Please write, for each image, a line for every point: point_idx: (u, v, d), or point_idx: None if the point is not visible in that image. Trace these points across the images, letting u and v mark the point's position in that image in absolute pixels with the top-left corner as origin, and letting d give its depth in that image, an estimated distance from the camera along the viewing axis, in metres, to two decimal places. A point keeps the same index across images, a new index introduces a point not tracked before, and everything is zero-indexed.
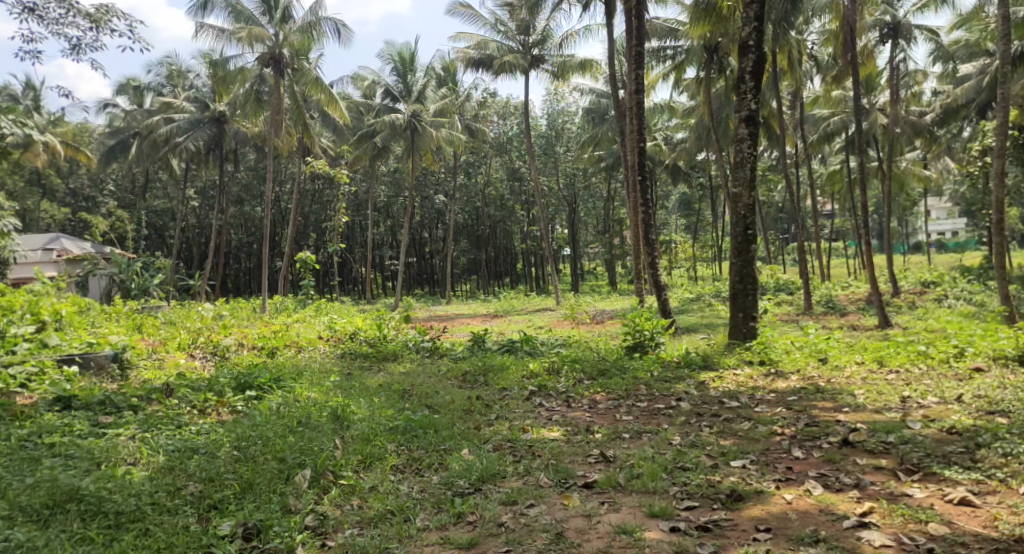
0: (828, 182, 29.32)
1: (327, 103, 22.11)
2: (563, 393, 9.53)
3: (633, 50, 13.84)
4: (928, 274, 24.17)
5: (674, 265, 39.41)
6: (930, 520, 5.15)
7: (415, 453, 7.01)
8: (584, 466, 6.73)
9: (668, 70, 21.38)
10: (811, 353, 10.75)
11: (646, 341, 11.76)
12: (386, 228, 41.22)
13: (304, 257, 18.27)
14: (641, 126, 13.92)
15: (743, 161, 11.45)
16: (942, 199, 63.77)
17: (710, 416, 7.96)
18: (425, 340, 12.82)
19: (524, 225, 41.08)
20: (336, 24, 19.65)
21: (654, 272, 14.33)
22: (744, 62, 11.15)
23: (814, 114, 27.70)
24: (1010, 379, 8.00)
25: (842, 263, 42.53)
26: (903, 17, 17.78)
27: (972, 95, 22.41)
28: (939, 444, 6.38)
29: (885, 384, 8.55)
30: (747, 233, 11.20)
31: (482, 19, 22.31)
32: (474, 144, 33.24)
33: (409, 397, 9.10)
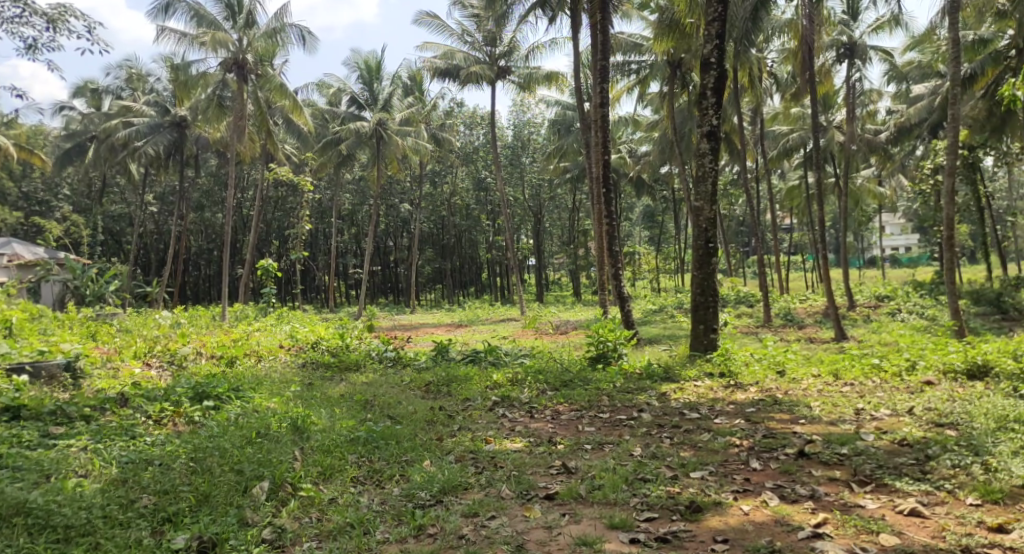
0: (787, 197, 29.96)
1: (292, 109, 21.91)
2: (527, 404, 9.55)
3: (599, 63, 13.97)
4: (882, 288, 24.82)
5: (638, 276, 39.80)
6: (881, 531, 5.28)
7: (376, 465, 6.95)
8: (546, 478, 6.74)
9: (633, 84, 21.66)
10: (769, 365, 10.95)
11: (609, 352, 11.84)
12: (350, 236, 40.88)
13: (266, 264, 18.01)
14: (606, 139, 14.06)
15: (705, 175, 11.62)
16: (896, 215, 65.52)
17: (671, 427, 8.06)
18: (388, 350, 12.74)
19: (490, 234, 41.13)
20: (301, 31, 19.50)
21: (618, 283, 14.46)
22: (706, 78, 11.38)
23: (774, 130, 28.28)
24: (958, 392, 8.24)
25: (801, 276, 43.40)
26: (859, 38, 18.30)
27: (925, 115, 23.13)
28: (890, 456, 6.55)
29: (840, 397, 8.75)
30: (707, 246, 11.40)
31: (449, 30, 22.35)
32: (440, 153, 33.21)
33: (371, 408, 9.01)
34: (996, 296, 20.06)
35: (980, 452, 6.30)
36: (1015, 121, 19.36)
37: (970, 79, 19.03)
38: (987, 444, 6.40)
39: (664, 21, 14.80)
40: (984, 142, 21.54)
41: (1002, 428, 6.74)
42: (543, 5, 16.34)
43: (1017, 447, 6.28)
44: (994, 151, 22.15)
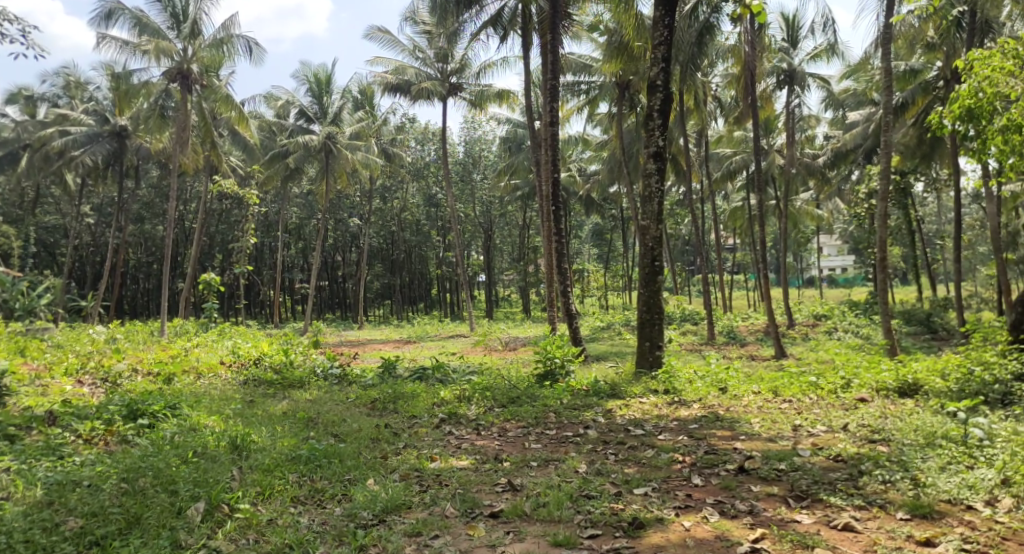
0: (731, 218, 30.72)
1: (238, 121, 21.57)
2: (473, 421, 9.51)
3: (549, 82, 14.13)
4: (820, 308, 25.58)
5: (587, 293, 40.21)
6: (816, 545, 5.42)
7: (318, 484, 6.82)
8: (491, 495, 6.72)
9: (583, 104, 21.97)
10: (712, 382, 11.16)
11: (556, 369, 11.90)
12: (297, 250, 40.26)
13: (209, 277, 17.59)
14: (555, 157, 14.20)
15: (652, 195, 11.80)
16: (832, 237, 67.88)
17: (616, 444, 8.14)
18: (334, 367, 12.54)
19: (440, 250, 41.03)
20: (248, 42, 19.24)
21: (566, 300, 14.56)
22: (652, 100, 11.61)
23: (719, 152, 29.01)
24: (891, 409, 8.53)
25: (744, 295, 44.46)
26: (798, 65, 18.95)
27: (860, 141, 24.06)
28: (826, 472, 6.73)
29: (779, 414, 8.97)
30: (653, 265, 11.57)
31: (400, 45, 22.35)
32: (390, 168, 33.06)
33: (314, 425, 8.85)
34: (926, 317, 20.89)
35: (910, 467, 6.53)
36: (943, 148, 20.28)
37: (902, 107, 19.90)
38: (916, 460, 6.64)
39: (612, 43, 15.10)
40: (915, 168, 22.50)
41: (931, 444, 7.00)
42: (494, 24, 16.48)
43: (945, 463, 6.53)
44: (924, 177, 23.16)
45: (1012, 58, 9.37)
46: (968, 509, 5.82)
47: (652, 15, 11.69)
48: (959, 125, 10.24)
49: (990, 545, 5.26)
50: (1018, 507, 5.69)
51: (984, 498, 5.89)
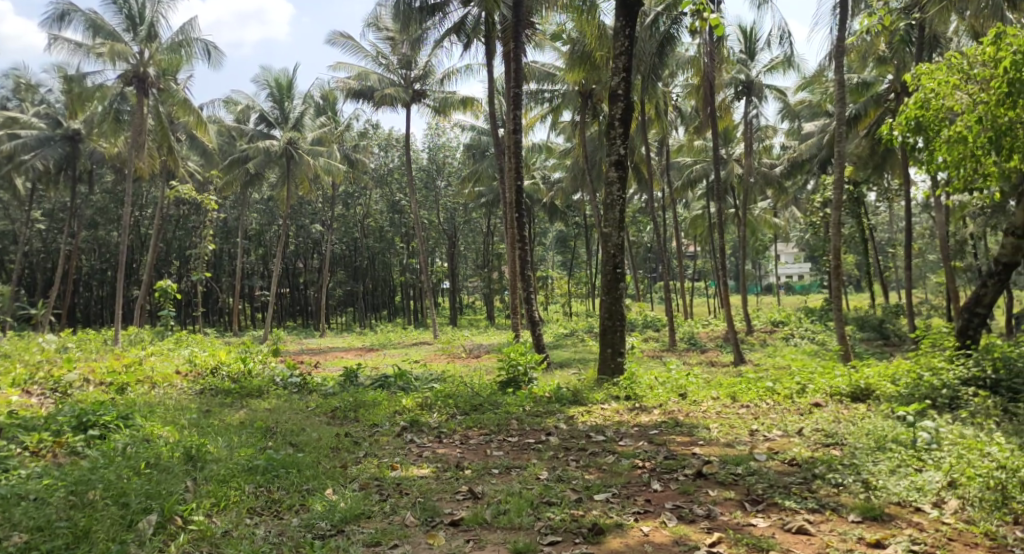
0: (691, 226, 31.15)
1: (196, 126, 21.26)
2: (435, 428, 9.47)
3: (512, 90, 14.19)
4: (778, 314, 26.06)
5: (550, 300, 40.40)
6: (770, 548, 5.52)
7: (275, 495, 6.74)
8: (452, 503, 6.70)
9: (546, 112, 22.12)
10: (672, 388, 11.29)
11: (519, 376, 11.93)
12: (257, 256, 39.70)
13: (165, 284, 17.21)
14: (519, 165, 14.25)
15: (614, 203, 11.91)
16: (790, 245, 69.51)
17: (577, 450, 8.19)
18: (294, 375, 12.40)
19: (403, 257, 40.84)
20: (207, 46, 18.95)
21: (529, 306, 14.58)
22: (614, 109, 11.74)
23: (680, 161, 29.43)
24: (844, 413, 8.74)
25: (704, 301, 45.12)
26: (756, 76, 19.34)
27: (815, 152, 24.63)
28: (780, 476, 6.86)
29: (736, 418, 9.13)
30: (616, 272, 11.69)
31: (363, 51, 22.26)
32: (353, 174, 32.81)
33: (272, 435, 8.74)
34: (878, 323, 21.41)
35: (861, 470, 6.69)
36: (894, 158, 20.87)
37: (855, 119, 20.44)
38: (868, 464, 6.80)
39: (575, 53, 15.26)
40: (869, 178, 23.11)
41: (882, 447, 7.17)
42: (457, 31, 16.52)
43: (894, 465, 6.70)
44: (876, 187, 23.81)
45: (958, 72, 9.69)
46: (917, 511, 5.98)
47: (614, 25, 11.85)
48: (907, 136, 10.55)
49: (937, 546, 5.41)
50: (963, 509, 5.87)
51: (931, 500, 6.06)
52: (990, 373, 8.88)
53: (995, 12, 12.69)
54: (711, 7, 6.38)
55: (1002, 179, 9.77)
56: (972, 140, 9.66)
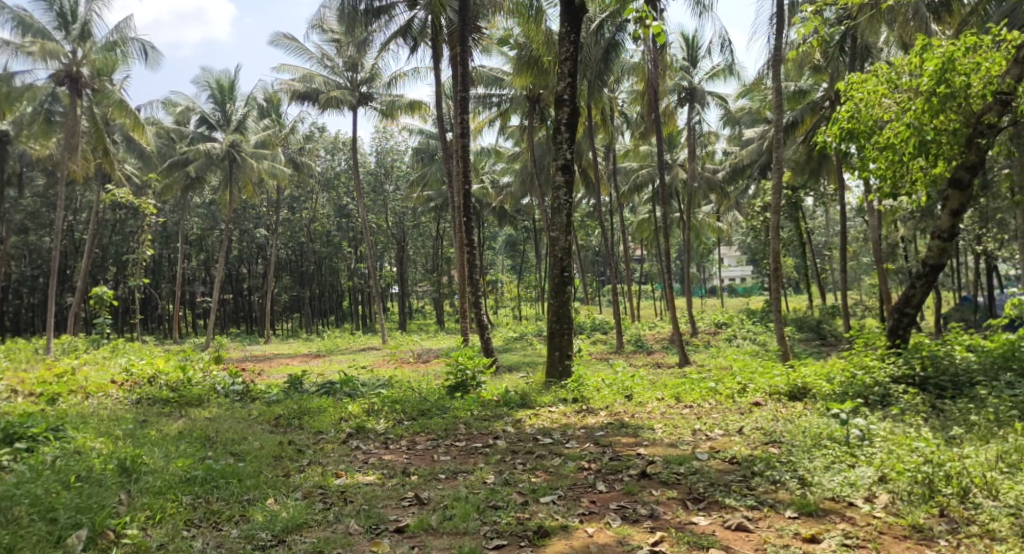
0: (637, 229, 31.63)
1: (134, 128, 20.66)
2: (382, 435, 9.38)
3: (459, 93, 14.18)
4: (721, 316, 26.65)
5: (500, 304, 40.53)
6: (710, 546, 5.62)
7: (214, 506, 6.60)
8: (397, 510, 6.65)
9: (494, 117, 22.20)
10: (618, 390, 11.44)
11: (467, 380, 11.91)
12: (199, 261, 38.71)
13: (100, 291, 16.61)
14: (466, 169, 14.24)
15: (560, 207, 11.98)
16: (732, 248, 71.47)
17: (524, 453, 8.22)
18: (236, 383, 12.14)
19: (351, 262, 40.41)
20: (144, 45, 18.43)
21: (478, 310, 14.56)
22: (560, 113, 11.83)
23: (626, 166, 29.85)
24: (782, 412, 8.99)
25: (651, 303, 45.88)
26: (698, 83, 19.77)
27: (756, 158, 25.28)
28: (721, 474, 7.00)
29: (680, 419, 9.29)
30: (563, 275, 11.75)
31: (308, 53, 21.97)
32: (299, 177, 32.29)
33: (213, 445, 8.53)
34: (816, 324, 22.11)
35: (798, 467, 6.87)
36: (830, 164, 21.58)
37: (793, 126, 21.08)
38: (804, 461, 6.98)
39: (521, 58, 15.34)
40: (806, 183, 23.85)
41: (817, 445, 7.38)
42: (404, 34, 16.44)
43: (830, 462, 6.90)
44: (814, 192, 24.60)
45: (887, 81, 10.06)
46: (850, 505, 6.16)
47: (559, 30, 11.94)
48: (840, 144, 10.93)
49: (869, 539, 5.58)
50: (893, 502, 6.08)
51: (863, 494, 6.25)
52: (919, 370, 9.26)
53: (921, 24, 13.26)
54: (653, 15, 6.51)
55: (928, 185, 10.22)
56: (900, 146, 10.06)
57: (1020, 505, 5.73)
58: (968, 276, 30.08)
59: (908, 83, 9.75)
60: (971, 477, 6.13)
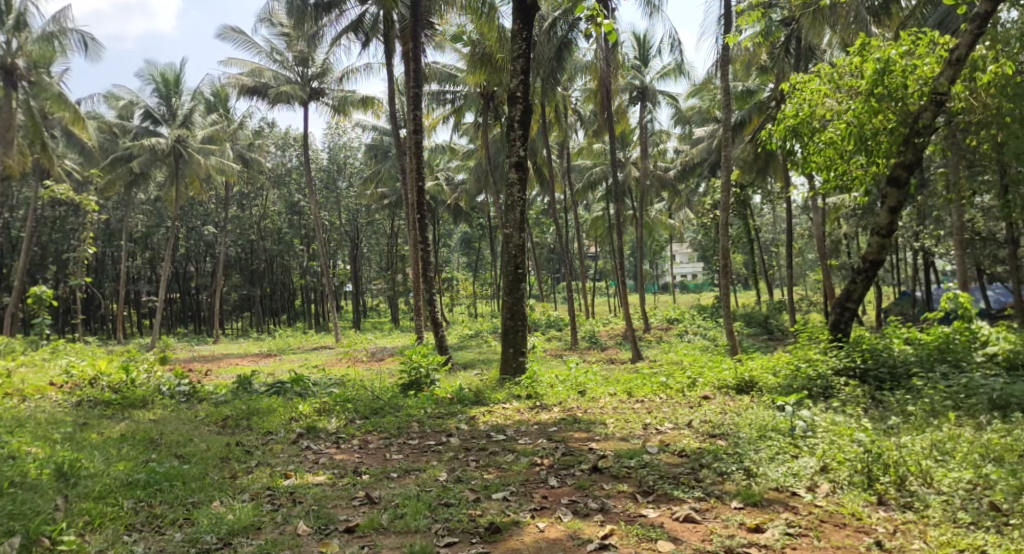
0: (591, 227, 31.89)
1: (74, 122, 19.97)
2: (333, 434, 9.26)
3: (412, 89, 14.05)
4: (672, 312, 27.09)
5: (455, 302, 40.50)
6: (658, 538, 5.68)
7: (156, 509, 6.45)
8: (347, 510, 6.57)
9: (448, 114, 22.14)
10: (572, 386, 11.52)
11: (421, 378, 11.84)
12: (144, 260, 37.67)
13: (38, 290, 16.03)
14: (420, 166, 14.16)
15: (514, 204, 11.95)
16: (682, 245, 73.01)
17: (477, 450, 8.22)
18: (181, 384, 11.86)
19: (303, 259, 39.87)
20: (84, 37, 17.84)
21: (432, 308, 14.46)
22: (513, 111, 11.82)
23: (580, 164, 30.09)
24: (731, 405, 9.17)
25: (605, 300, 46.39)
26: (649, 82, 20.03)
27: (706, 156, 25.71)
28: (670, 467, 7.10)
29: (631, 413, 9.41)
30: (517, 272, 11.75)
31: (257, 47, 21.56)
32: (248, 173, 31.65)
33: (157, 447, 8.33)
34: (764, 319, 22.66)
35: (744, 459, 7.01)
36: (777, 162, 22.07)
37: (741, 125, 21.51)
38: (750, 452, 7.13)
39: (474, 54, 15.33)
40: (754, 181, 24.38)
41: (763, 436, 7.55)
42: (355, 29, 16.23)
43: (774, 453, 7.05)
44: (761, 190, 25.17)
45: (829, 82, 10.39)
46: (792, 495, 6.30)
47: (511, 27, 11.93)
48: (785, 142, 11.27)
49: (810, 528, 5.71)
50: (834, 492, 6.24)
51: (806, 484, 6.41)
52: (860, 362, 9.55)
53: (862, 26, 13.63)
54: (604, 13, 6.55)
55: (867, 182, 10.59)
56: (841, 145, 10.42)
57: (952, 492, 5.95)
58: (907, 272, 31.20)
59: (850, 84, 10.07)
60: (907, 466, 6.34)
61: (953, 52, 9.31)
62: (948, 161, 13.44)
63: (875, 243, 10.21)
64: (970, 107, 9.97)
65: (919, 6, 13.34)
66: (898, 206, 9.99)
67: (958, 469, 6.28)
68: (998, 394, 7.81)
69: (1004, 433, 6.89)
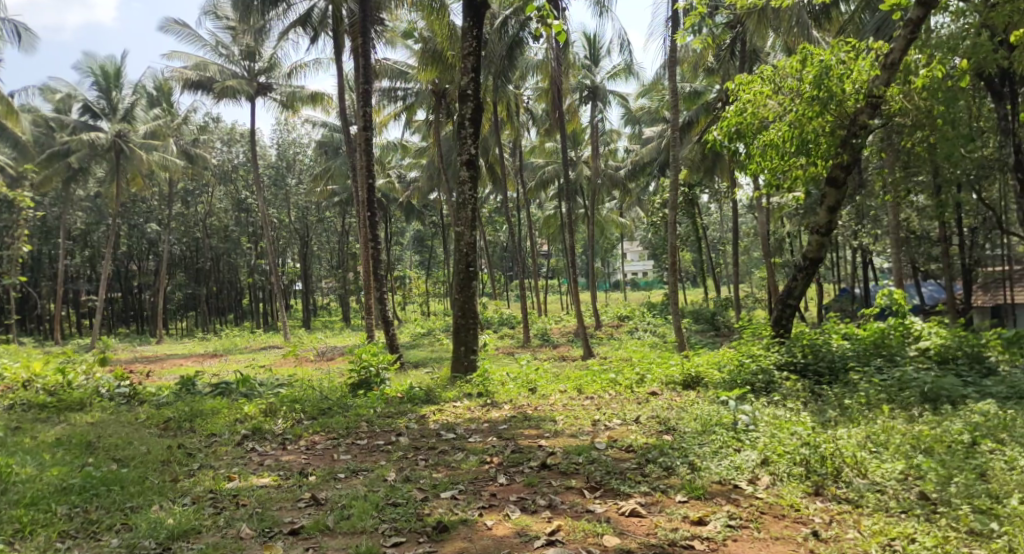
0: (544, 225, 32.02)
1: (6, 115, 19.17)
2: (280, 435, 9.11)
3: (361, 86, 13.90)
4: (623, 309, 27.41)
5: (408, 300, 40.28)
6: (604, 533, 5.72)
7: (92, 515, 6.26)
8: (292, 512, 6.47)
9: (399, 111, 22.02)
10: (522, 383, 11.55)
11: (371, 377, 11.71)
12: (83, 258, 36.39)
13: None
14: (369, 162, 14.00)
15: (465, 202, 11.89)
16: (633, 244, 74.41)
17: (427, 449, 8.18)
18: (121, 386, 11.52)
19: (251, 257, 39.15)
20: (17, 27, 17.15)
21: (382, 306, 14.31)
22: (463, 108, 11.77)
23: (533, 162, 30.20)
24: (677, 400, 9.32)
25: (558, 298, 46.77)
26: (600, 82, 20.21)
27: (655, 156, 26.05)
28: (618, 463, 7.18)
29: (581, 410, 9.50)
30: (468, 270, 11.71)
31: (201, 40, 21.05)
32: (194, 169, 30.84)
33: (94, 451, 8.09)
34: (711, 316, 23.12)
35: (688, 453, 7.14)
36: (723, 161, 22.50)
37: (689, 125, 21.89)
38: (694, 447, 7.26)
39: (425, 51, 15.27)
40: (702, 181, 24.82)
41: (707, 431, 7.69)
42: (304, 23, 15.97)
43: (717, 447, 7.19)
44: (709, 189, 25.64)
45: (770, 84, 10.67)
46: (735, 488, 6.44)
47: (461, 25, 11.87)
48: (730, 142, 11.51)
49: (751, 519, 5.85)
50: (774, 484, 6.40)
51: (747, 477, 6.55)
52: (800, 358, 9.83)
53: (804, 29, 14.00)
54: (553, 13, 6.54)
55: (807, 182, 10.90)
56: (782, 145, 10.70)
57: (885, 482, 6.15)
58: (847, 270, 32.23)
59: (791, 86, 10.35)
60: (843, 457, 6.55)
61: (887, 56, 9.75)
62: (885, 161, 13.92)
63: (814, 242, 10.49)
64: (904, 110, 10.33)
65: (858, 10, 13.74)
66: (836, 205, 10.31)
67: (891, 460, 6.51)
68: (929, 387, 8.14)
69: (934, 425, 7.16)
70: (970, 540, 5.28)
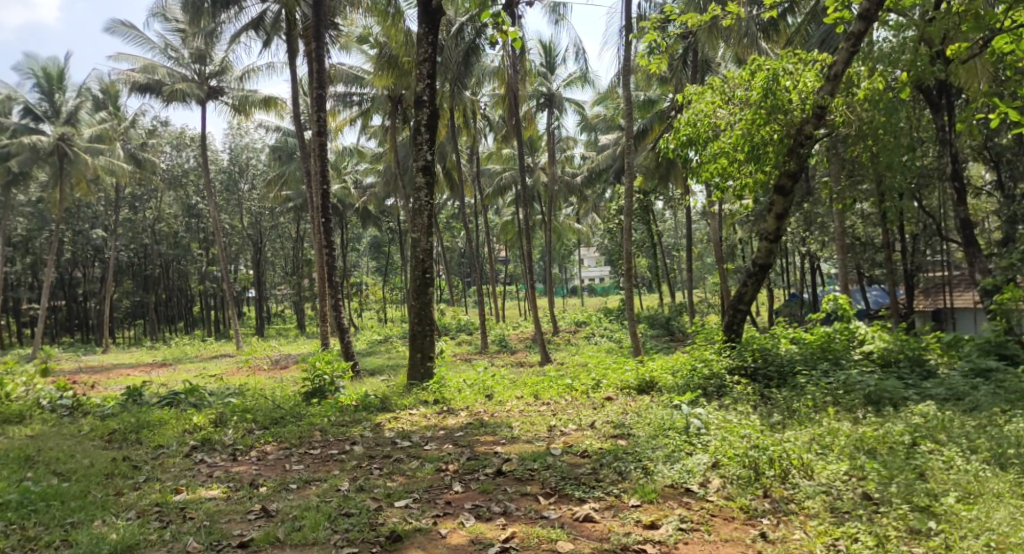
0: (502, 231, 32.07)
1: None
2: (230, 446, 8.91)
3: (314, 90, 13.71)
4: (580, 315, 27.59)
5: (365, 307, 39.90)
6: (559, 538, 5.73)
7: (30, 532, 6.04)
8: (242, 524, 6.33)
9: (355, 116, 21.92)
10: (479, 390, 11.54)
11: (325, 386, 11.55)
12: (24, 265, 35.16)
13: None
14: (324, 167, 13.83)
15: (421, 208, 11.80)
16: (589, 250, 75.24)
17: (381, 457, 8.10)
18: (64, 397, 11.13)
19: (202, 264, 38.36)
20: None
21: (337, 313, 14.12)
22: (419, 114, 11.68)
23: (490, 168, 30.24)
24: (632, 405, 9.42)
25: (515, 304, 46.91)
26: (556, 89, 20.36)
27: (610, 162, 26.34)
28: (572, 467, 7.22)
29: (537, 416, 9.48)
30: (424, 276, 11.62)
31: (150, 42, 20.59)
32: (142, 173, 30.05)
33: (33, 465, 7.80)
34: (666, 321, 23.48)
35: (641, 458, 7.20)
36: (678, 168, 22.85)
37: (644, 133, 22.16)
38: (648, 451, 7.33)
39: (381, 56, 15.22)
40: (656, 188, 25.17)
41: (660, 435, 7.77)
42: (255, 27, 15.71)
43: (670, 451, 7.27)
44: (663, 196, 26.01)
45: (721, 94, 10.90)
46: (686, 491, 6.51)
47: (416, 32, 11.81)
48: (683, 149, 11.69)
49: (701, 522, 5.92)
50: (724, 487, 6.49)
51: (698, 480, 6.63)
52: (750, 362, 10.02)
53: (753, 40, 14.32)
54: (508, 20, 6.56)
55: (756, 189, 11.13)
56: (733, 153, 10.92)
57: (830, 483, 6.30)
58: (797, 275, 33.04)
59: (740, 96, 10.61)
60: (790, 460, 6.68)
61: (832, 68, 10.04)
62: (830, 169, 14.29)
63: (764, 248, 10.71)
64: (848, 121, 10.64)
65: (804, 22, 14.11)
66: (784, 212, 10.56)
67: (835, 461, 6.69)
68: (872, 390, 8.39)
69: (877, 426, 7.39)
70: (909, 539, 5.43)
